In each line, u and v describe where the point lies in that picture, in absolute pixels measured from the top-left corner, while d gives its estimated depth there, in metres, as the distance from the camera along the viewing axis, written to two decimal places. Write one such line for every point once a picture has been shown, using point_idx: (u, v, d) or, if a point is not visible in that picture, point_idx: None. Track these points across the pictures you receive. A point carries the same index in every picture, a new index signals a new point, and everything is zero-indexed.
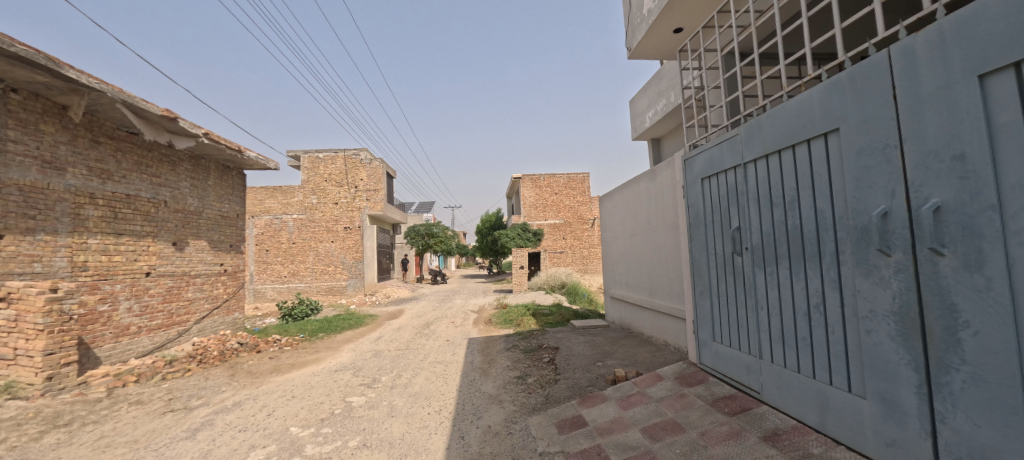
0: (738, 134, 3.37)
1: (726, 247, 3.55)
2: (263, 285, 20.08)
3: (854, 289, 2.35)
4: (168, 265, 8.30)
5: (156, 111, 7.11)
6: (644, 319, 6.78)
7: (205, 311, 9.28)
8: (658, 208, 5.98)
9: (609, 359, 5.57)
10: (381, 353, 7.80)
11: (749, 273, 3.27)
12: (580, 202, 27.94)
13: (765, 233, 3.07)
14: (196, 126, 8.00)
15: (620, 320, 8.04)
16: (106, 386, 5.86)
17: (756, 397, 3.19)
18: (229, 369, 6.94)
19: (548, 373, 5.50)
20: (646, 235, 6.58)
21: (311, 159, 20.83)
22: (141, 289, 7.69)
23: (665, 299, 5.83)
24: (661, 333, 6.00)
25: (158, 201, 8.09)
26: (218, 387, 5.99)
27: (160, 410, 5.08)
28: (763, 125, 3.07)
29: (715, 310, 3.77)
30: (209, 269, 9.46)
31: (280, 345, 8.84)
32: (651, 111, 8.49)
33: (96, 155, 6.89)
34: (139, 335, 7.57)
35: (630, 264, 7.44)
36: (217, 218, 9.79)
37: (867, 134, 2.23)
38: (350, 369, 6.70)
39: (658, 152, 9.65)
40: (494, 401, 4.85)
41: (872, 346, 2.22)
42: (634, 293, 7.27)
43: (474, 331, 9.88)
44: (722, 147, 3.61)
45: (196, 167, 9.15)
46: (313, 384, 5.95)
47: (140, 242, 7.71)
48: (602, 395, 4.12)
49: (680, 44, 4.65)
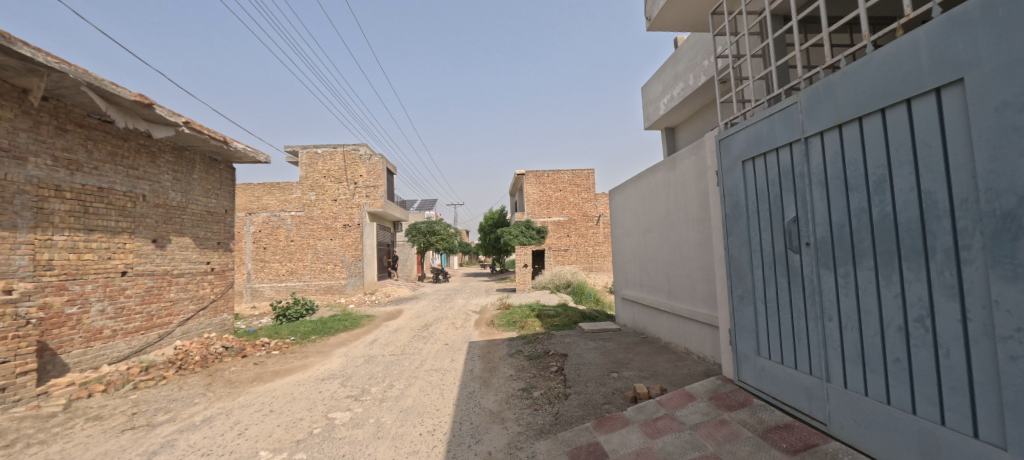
0: (798, 101, 2.71)
1: (776, 244, 2.93)
2: (260, 283, 19.56)
3: (986, 298, 1.70)
4: (147, 264, 7.74)
5: (128, 96, 6.52)
6: (661, 324, 6.16)
7: (190, 313, 8.73)
8: (680, 201, 5.38)
9: (624, 370, 4.96)
10: (374, 359, 7.20)
11: (812, 276, 2.63)
12: (585, 199, 27.21)
13: (836, 225, 2.43)
14: (175, 114, 7.41)
15: (633, 323, 7.38)
16: (67, 397, 5.32)
17: (822, 430, 2.56)
18: (207, 378, 6.36)
19: (557, 385, 4.88)
20: (664, 232, 5.97)
21: (309, 154, 20.30)
22: (116, 290, 7.13)
23: (688, 302, 5.22)
24: (683, 339, 5.41)
25: (134, 195, 7.53)
26: (191, 398, 5.42)
27: (119, 427, 4.52)
28: (835, 88, 2.42)
29: (759, 318, 3.16)
30: (194, 268, 8.91)
31: (268, 349, 8.26)
32: (666, 97, 7.83)
33: (62, 144, 6.33)
34: (113, 339, 7.02)
35: (644, 263, 6.85)
36: (204, 214, 9.25)
37: (1014, 80, 1.57)
38: (338, 378, 6.11)
39: (673, 142, 8.97)
40: (495, 419, 4.24)
41: (1019, 379, 1.57)
42: (649, 295, 6.68)
43: (475, 334, 9.27)
44: (773, 120, 2.96)
45: (179, 159, 8.60)
46: (295, 396, 5.36)
47: (115, 239, 7.14)
48: (622, 417, 3.50)
49: (715, 5, 3.93)
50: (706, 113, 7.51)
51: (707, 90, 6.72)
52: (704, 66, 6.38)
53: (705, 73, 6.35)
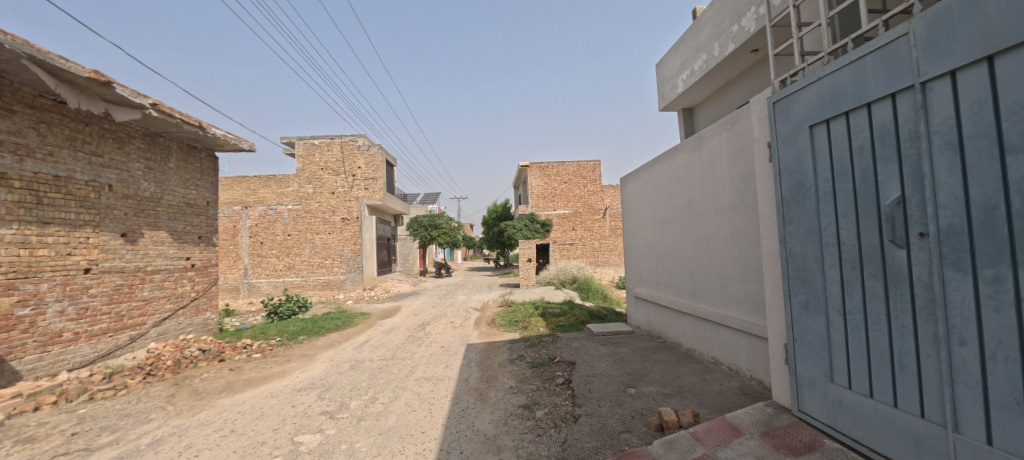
0: (911, 31, 1.90)
1: (868, 235, 2.15)
2: (257, 279, 19.02)
3: None
4: (115, 260, 7.09)
5: (81, 72, 5.81)
6: (682, 327, 5.42)
7: (167, 312, 8.10)
8: (707, 185, 4.64)
9: (643, 384, 4.21)
10: (361, 365, 6.52)
11: (928, 279, 1.86)
12: (591, 191, 26.36)
13: (979, 207, 1.65)
14: (139, 95, 6.72)
15: (648, 326, 6.61)
16: (8, 412, 4.70)
17: None
18: (172, 387, 5.69)
19: (564, 403, 4.14)
20: (686, 222, 5.22)
21: (307, 145, 19.56)
22: (77, 289, 6.49)
23: (719, 305, 4.47)
24: (711, 347, 4.67)
25: (99, 185, 6.85)
26: (146, 414, 4.77)
27: (50, 453, 3.86)
28: (985, 1, 1.62)
29: (833, 333, 2.39)
30: (171, 264, 8.27)
31: (249, 352, 7.62)
32: (686, 73, 6.96)
33: (8, 126, 5.67)
34: (76, 343, 6.40)
35: (660, 258, 6.10)
36: (182, 205, 8.58)
37: None
38: (317, 389, 5.42)
39: (691, 125, 8.13)
40: (490, 448, 3.51)
41: None
42: (666, 294, 5.94)
43: (474, 334, 8.56)
44: (863, 64, 2.15)
45: (152, 145, 7.91)
46: (264, 412, 4.68)
47: (76, 233, 6.49)
48: (648, 455, 2.74)
49: None
50: (730, 90, 6.65)
51: (736, 60, 5.85)
52: (732, 32, 5.50)
53: (734, 40, 5.48)
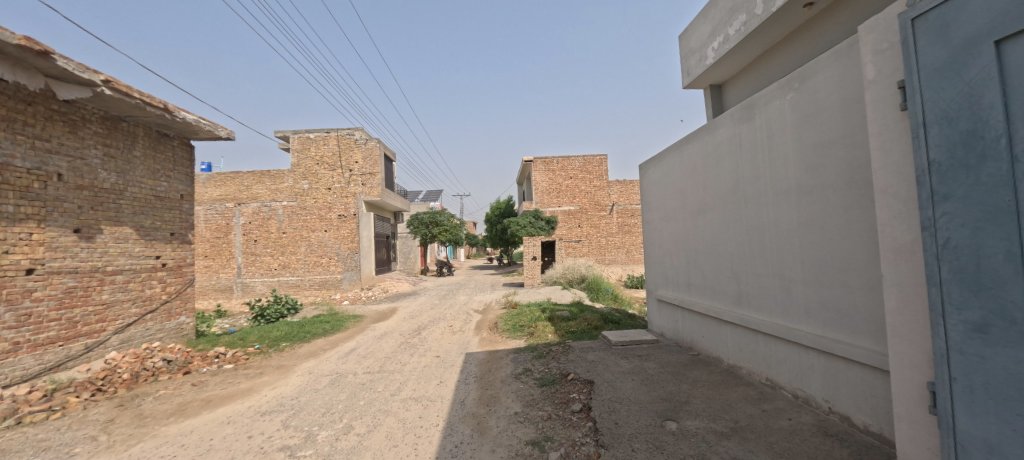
0: None
1: None
2: (251, 279, 18.21)
3: None
4: (66, 259, 6.27)
5: (11, 39, 4.95)
6: (721, 339, 4.50)
7: (131, 317, 7.26)
8: (761, 164, 3.71)
9: (687, 417, 3.28)
10: (341, 380, 5.62)
11: None
12: (597, 187, 25.36)
13: None
14: (86, 69, 5.88)
15: (675, 334, 5.70)
16: None
17: None
18: (115, 409, 4.81)
19: (584, 441, 3.21)
20: (728, 211, 4.28)
21: (302, 139, 18.68)
22: (17, 293, 5.66)
23: (779, 314, 3.54)
24: (766, 366, 3.75)
25: (45, 174, 6.01)
26: (70, 447, 3.88)
27: None
28: None
29: None
30: (137, 264, 7.42)
31: (220, 363, 6.79)
32: (718, 39, 5.97)
33: None
34: (15, 355, 5.56)
35: (693, 255, 5.15)
36: (151, 198, 7.73)
37: None
38: (285, 412, 4.53)
39: (721, 102, 7.16)
40: None
41: None
42: (699, 298, 5.02)
43: (474, 341, 7.65)
44: None
45: (113, 131, 7.05)
46: (211, 446, 3.79)
47: (15, 228, 5.66)
48: None
49: None
50: (776, 57, 5.67)
51: (787, 17, 4.85)
52: None
53: None
